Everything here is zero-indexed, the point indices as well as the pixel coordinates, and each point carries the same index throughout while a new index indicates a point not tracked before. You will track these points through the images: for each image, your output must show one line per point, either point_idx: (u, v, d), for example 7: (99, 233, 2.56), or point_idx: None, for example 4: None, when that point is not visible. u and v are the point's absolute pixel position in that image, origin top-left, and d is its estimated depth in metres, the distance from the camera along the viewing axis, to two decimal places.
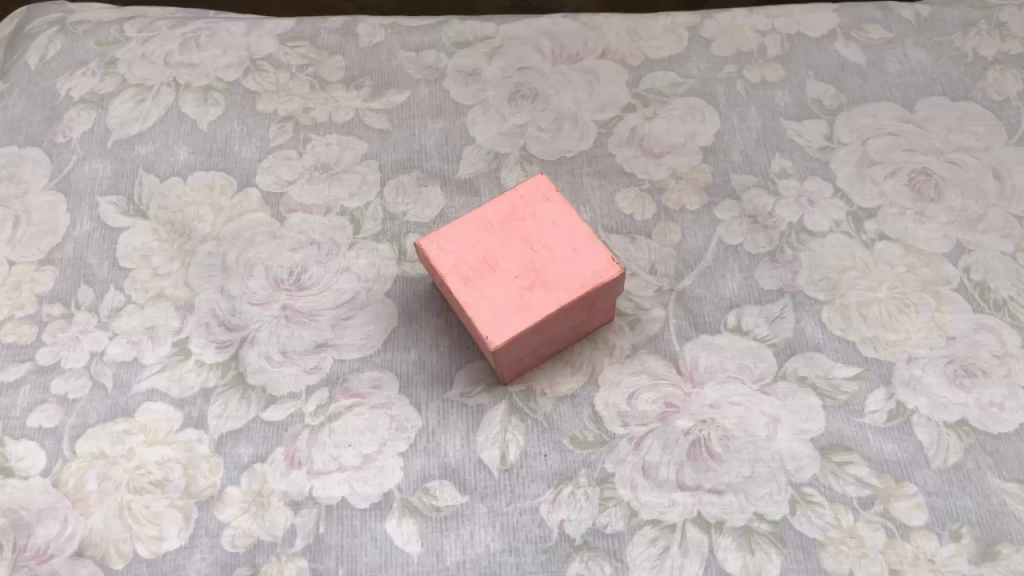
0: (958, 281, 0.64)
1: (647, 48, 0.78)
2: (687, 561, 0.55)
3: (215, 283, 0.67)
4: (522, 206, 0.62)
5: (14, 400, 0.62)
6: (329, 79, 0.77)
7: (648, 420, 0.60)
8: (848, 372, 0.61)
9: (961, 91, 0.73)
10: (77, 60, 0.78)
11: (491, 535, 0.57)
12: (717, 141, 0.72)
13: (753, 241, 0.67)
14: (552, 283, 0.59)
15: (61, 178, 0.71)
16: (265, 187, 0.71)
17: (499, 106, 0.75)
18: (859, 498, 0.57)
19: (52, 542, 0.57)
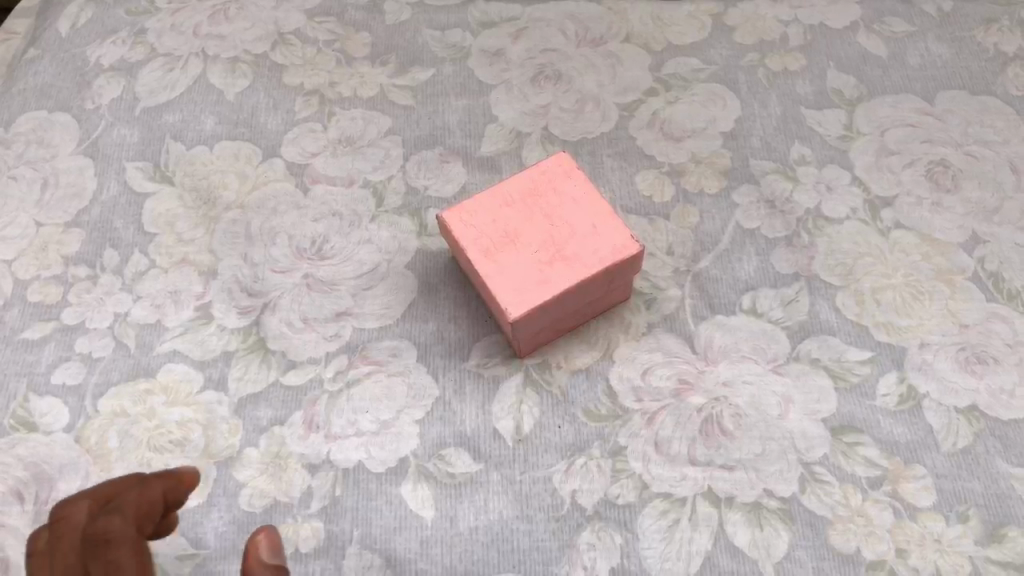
0: (973, 270, 0.65)
1: (670, 34, 0.79)
2: (696, 534, 0.56)
3: (238, 250, 0.68)
4: (543, 182, 0.63)
5: (39, 357, 0.63)
6: (354, 56, 0.78)
7: (661, 395, 0.61)
8: (859, 356, 0.62)
9: (980, 86, 0.74)
10: (108, 30, 0.80)
11: (504, 502, 0.58)
12: (738, 127, 0.73)
13: (770, 225, 0.68)
14: (570, 259, 0.60)
15: (90, 143, 0.73)
16: (290, 158, 0.72)
17: (523, 86, 0.76)
18: (868, 478, 0.57)
19: (74, 496, 0.58)
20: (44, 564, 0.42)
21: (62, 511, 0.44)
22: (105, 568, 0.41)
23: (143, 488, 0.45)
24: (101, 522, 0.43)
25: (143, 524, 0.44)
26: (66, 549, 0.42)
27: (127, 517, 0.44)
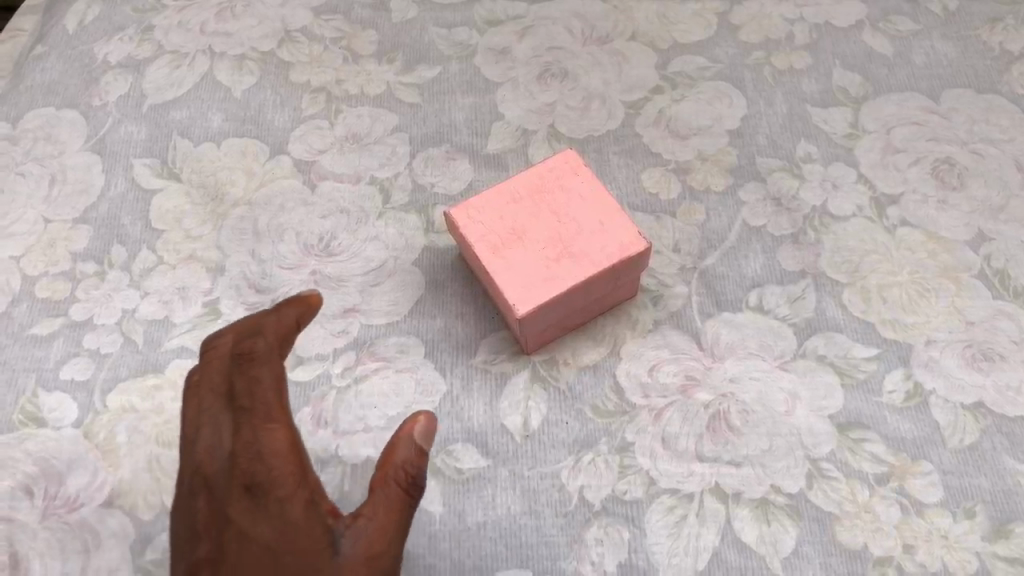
0: (978, 268, 0.65)
1: (676, 33, 0.79)
2: (703, 530, 0.56)
3: (246, 246, 0.68)
4: (550, 179, 0.63)
5: (47, 352, 0.63)
6: (360, 53, 0.78)
7: (668, 392, 0.61)
8: (866, 353, 0.62)
9: (985, 84, 0.74)
10: (115, 27, 0.80)
11: (512, 498, 0.58)
12: (744, 125, 0.73)
13: (777, 223, 0.68)
14: (578, 255, 0.60)
15: (97, 140, 0.73)
16: (297, 155, 0.72)
17: (529, 84, 0.76)
18: (875, 474, 0.58)
19: (83, 491, 0.58)
20: (201, 384, 0.50)
21: (211, 339, 0.51)
22: (247, 383, 0.48)
23: (278, 313, 0.50)
24: (246, 341, 0.49)
25: (285, 345, 0.50)
26: (213, 373, 0.50)
27: (269, 340, 0.49)
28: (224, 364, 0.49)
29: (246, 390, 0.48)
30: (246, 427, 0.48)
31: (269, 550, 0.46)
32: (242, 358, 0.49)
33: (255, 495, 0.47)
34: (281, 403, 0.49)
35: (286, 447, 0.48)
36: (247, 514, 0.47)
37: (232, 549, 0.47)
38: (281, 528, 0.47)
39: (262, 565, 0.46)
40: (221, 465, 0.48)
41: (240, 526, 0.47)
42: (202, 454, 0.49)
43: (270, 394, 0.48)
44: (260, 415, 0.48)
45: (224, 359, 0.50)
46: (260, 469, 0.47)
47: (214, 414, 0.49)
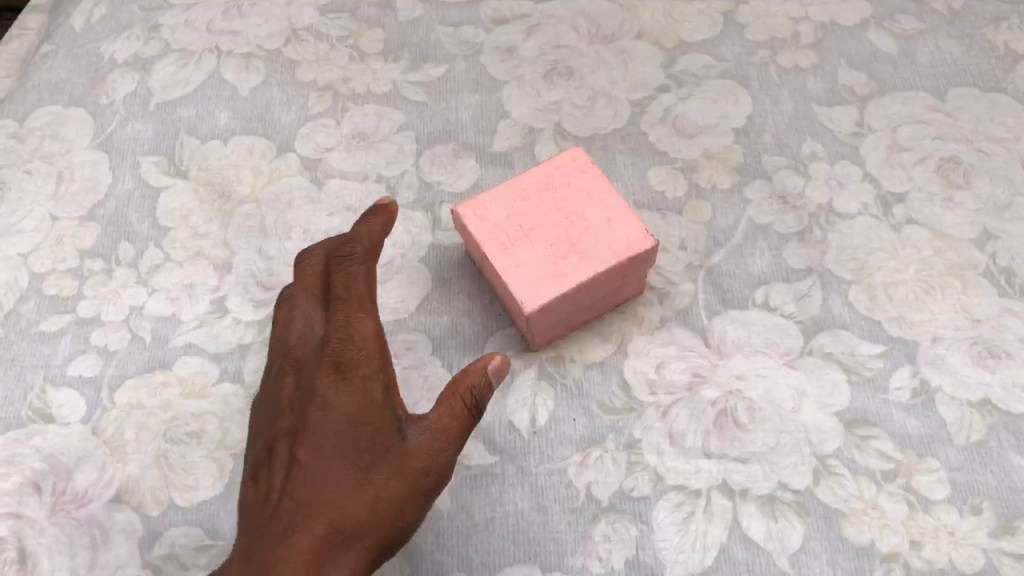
0: (984, 266, 0.65)
1: (682, 31, 0.79)
2: (711, 525, 0.56)
3: (253, 243, 0.68)
4: (557, 177, 0.63)
5: (55, 349, 0.63)
6: (367, 51, 0.79)
7: (676, 389, 0.61)
8: (872, 350, 0.62)
9: (990, 83, 0.74)
10: (122, 25, 0.80)
11: (520, 494, 0.58)
12: (750, 123, 0.73)
13: (783, 220, 0.68)
14: (585, 252, 0.60)
15: (104, 137, 0.73)
16: (304, 153, 0.73)
17: (535, 82, 0.76)
18: (882, 471, 0.58)
19: (91, 487, 0.58)
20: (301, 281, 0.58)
21: (307, 250, 0.59)
22: (344, 276, 0.55)
23: (369, 223, 0.57)
24: (347, 246, 0.56)
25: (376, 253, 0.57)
26: (309, 278, 0.57)
27: (365, 245, 0.56)
28: (320, 268, 0.57)
29: (342, 282, 0.55)
30: (338, 313, 0.54)
31: (345, 424, 0.51)
32: (342, 259, 0.56)
33: (343, 372, 0.52)
34: (370, 299, 0.55)
35: (372, 334, 0.53)
36: (334, 389, 0.52)
37: (312, 418, 0.52)
38: (357, 405, 0.51)
39: (338, 436, 0.51)
40: (311, 351, 0.55)
41: (322, 399, 0.52)
42: (295, 342, 0.56)
43: (361, 287, 0.55)
44: (353, 302, 0.54)
45: (317, 271, 0.57)
46: (346, 350, 0.53)
47: (307, 307, 0.57)
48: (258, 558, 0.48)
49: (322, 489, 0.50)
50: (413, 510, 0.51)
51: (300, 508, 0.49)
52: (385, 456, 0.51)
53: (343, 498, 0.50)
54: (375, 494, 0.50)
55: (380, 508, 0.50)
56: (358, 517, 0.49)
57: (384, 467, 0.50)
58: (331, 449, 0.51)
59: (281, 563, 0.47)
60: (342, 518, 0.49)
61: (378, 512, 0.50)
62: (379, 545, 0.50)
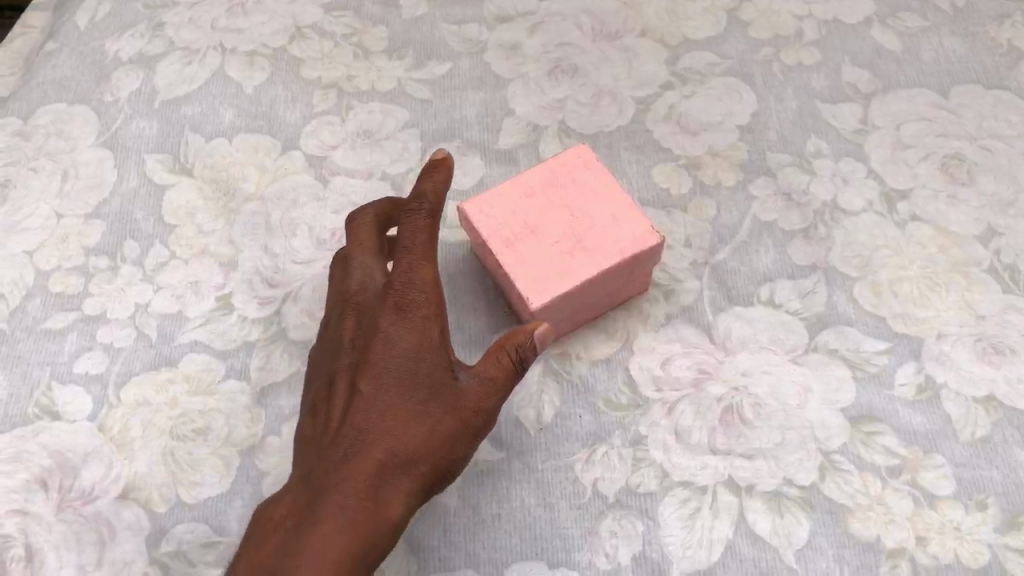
0: (988, 262, 0.65)
1: (685, 29, 0.79)
2: (717, 522, 0.56)
3: (258, 241, 0.68)
4: (563, 174, 0.63)
5: (61, 346, 0.63)
6: (372, 49, 0.79)
7: (681, 385, 0.61)
8: (877, 347, 0.62)
9: (994, 80, 0.75)
10: (126, 23, 0.80)
11: (526, 490, 0.58)
12: (754, 121, 0.74)
13: (787, 218, 0.68)
14: (590, 249, 0.60)
15: (109, 135, 0.73)
16: (309, 151, 0.73)
17: (539, 80, 0.76)
18: (888, 467, 0.58)
19: (97, 484, 0.58)
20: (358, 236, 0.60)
21: (358, 210, 0.61)
22: (408, 225, 0.54)
23: (431, 176, 0.56)
24: (412, 197, 0.55)
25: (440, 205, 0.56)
26: (364, 234, 0.60)
27: (429, 198, 0.55)
28: (373, 230, 0.60)
29: (406, 232, 0.54)
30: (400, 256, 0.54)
31: (405, 360, 0.52)
32: (408, 211, 0.55)
33: (405, 313, 0.53)
34: (433, 247, 0.55)
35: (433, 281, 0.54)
36: (394, 329, 0.53)
37: (373, 353, 0.53)
38: (418, 344, 0.52)
39: (399, 373, 0.52)
40: (372, 296, 0.56)
41: (384, 336, 0.53)
42: (355, 289, 0.57)
43: (424, 237, 0.54)
44: (417, 249, 0.54)
45: (370, 227, 0.60)
46: (410, 292, 0.53)
47: (363, 260, 0.58)
48: (319, 480, 0.50)
49: (381, 420, 0.51)
50: (463, 446, 0.53)
51: (361, 436, 0.51)
52: (442, 394, 0.52)
53: (401, 430, 0.51)
54: (432, 427, 0.52)
55: (436, 441, 0.52)
56: (416, 447, 0.51)
57: (440, 403, 0.52)
58: (391, 384, 0.52)
59: (342, 485, 0.49)
60: (400, 448, 0.51)
61: (434, 444, 0.51)
62: (432, 475, 0.52)
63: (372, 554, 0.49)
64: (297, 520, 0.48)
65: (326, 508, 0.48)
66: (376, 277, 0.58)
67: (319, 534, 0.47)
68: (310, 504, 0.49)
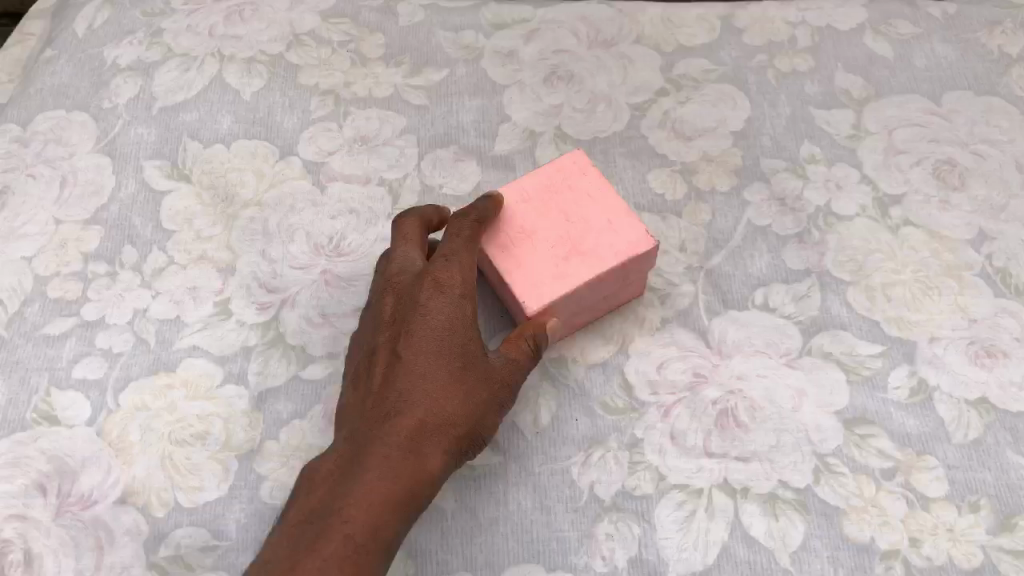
0: (981, 266, 0.66)
1: (680, 36, 0.80)
2: (713, 524, 0.57)
3: (257, 247, 0.69)
4: (558, 180, 0.64)
5: (60, 351, 0.64)
6: (369, 56, 0.79)
7: (677, 389, 0.62)
8: (870, 350, 0.63)
9: (985, 86, 0.75)
10: (124, 30, 0.81)
11: (524, 494, 0.58)
12: (748, 126, 0.74)
13: (782, 222, 0.69)
14: (587, 253, 0.61)
15: (108, 141, 0.74)
16: (307, 157, 0.73)
17: (536, 86, 0.77)
18: (881, 469, 0.58)
19: (96, 489, 0.58)
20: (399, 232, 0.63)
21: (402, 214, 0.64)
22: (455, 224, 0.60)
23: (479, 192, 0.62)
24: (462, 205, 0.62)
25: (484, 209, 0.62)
26: (408, 231, 0.62)
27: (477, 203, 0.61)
28: (416, 228, 0.63)
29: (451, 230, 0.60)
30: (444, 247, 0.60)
31: (443, 331, 0.56)
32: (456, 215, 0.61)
33: (444, 291, 0.57)
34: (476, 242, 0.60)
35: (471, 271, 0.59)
36: (434, 303, 0.57)
37: (413, 324, 0.56)
38: (454, 319, 0.57)
39: (438, 343, 0.56)
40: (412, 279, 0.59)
41: (424, 310, 0.57)
42: (394, 273, 0.60)
43: (470, 228, 0.60)
44: (459, 243, 0.60)
45: (414, 228, 0.63)
46: (450, 273, 0.58)
47: (405, 251, 0.61)
48: (363, 437, 0.53)
49: (421, 384, 0.54)
50: (492, 418, 0.56)
51: (400, 398, 0.54)
52: (477, 365, 0.56)
53: (440, 393, 0.54)
54: (468, 393, 0.55)
55: (472, 406, 0.55)
56: (453, 411, 0.54)
57: (475, 373, 0.56)
58: (430, 352, 0.55)
59: (386, 438, 0.52)
60: (440, 410, 0.54)
61: (470, 410, 0.55)
62: (467, 441, 0.55)
63: (414, 501, 0.51)
64: (341, 472, 0.51)
65: (372, 458, 0.51)
66: (418, 264, 0.61)
67: (366, 479, 0.50)
68: (356, 456, 0.52)
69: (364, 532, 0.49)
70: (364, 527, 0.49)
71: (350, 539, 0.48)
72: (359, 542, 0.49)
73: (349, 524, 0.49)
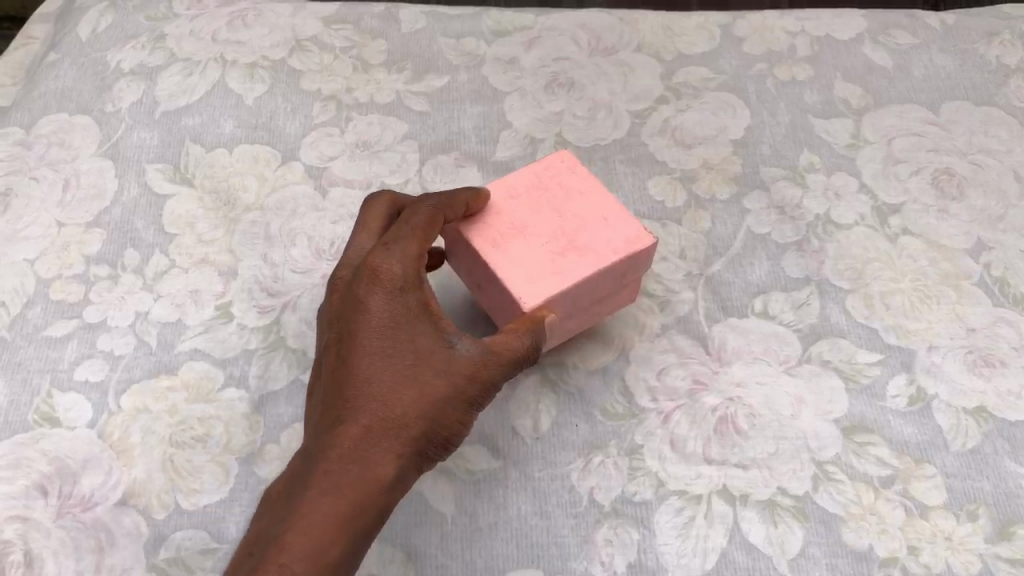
0: (979, 276, 0.67)
1: (681, 44, 0.81)
2: (712, 531, 0.57)
3: (258, 251, 0.69)
4: (547, 177, 0.62)
5: (61, 354, 0.64)
6: (371, 62, 0.80)
7: (676, 395, 0.62)
8: (869, 358, 0.63)
9: (984, 96, 0.76)
10: (127, 34, 0.81)
11: (524, 498, 0.58)
12: (748, 134, 0.75)
13: (781, 230, 0.69)
14: (583, 249, 0.59)
15: (111, 145, 0.74)
16: (309, 162, 0.73)
17: (536, 93, 0.77)
18: (880, 477, 0.59)
19: (96, 491, 0.58)
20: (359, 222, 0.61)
21: (369, 200, 0.63)
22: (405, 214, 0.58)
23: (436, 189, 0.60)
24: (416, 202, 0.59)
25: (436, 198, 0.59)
26: (371, 218, 0.61)
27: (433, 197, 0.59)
28: (380, 217, 0.61)
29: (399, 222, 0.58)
30: (391, 236, 0.57)
31: (386, 331, 0.54)
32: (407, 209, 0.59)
33: (385, 286, 0.55)
34: (431, 230, 0.57)
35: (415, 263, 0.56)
36: (375, 301, 0.54)
37: (356, 327, 0.54)
38: (397, 316, 0.54)
39: (381, 343, 0.53)
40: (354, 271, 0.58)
41: (365, 309, 0.54)
42: (342, 265, 0.59)
43: (422, 216, 0.57)
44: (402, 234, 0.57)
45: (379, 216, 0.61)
46: (392, 266, 0.55)
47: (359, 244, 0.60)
48: (309, 453, 0.51)
49: (366, 391, 0.52)
50: (452, 412, 0.53)
51: (344, 407, 0.52)
52: (430, 360, 0.53)
53: (384, 396, 0.52)
54: (418, 391, 0.52)
55: (424, 406, 0.52)
56: (403, 412, 0.52)
57: (424, 370, 0.53)
58: (375, 354, 0.53)
59: (327, 453, 0.50)
60: (385, 414, 0.51)
61: (421, 409, 0.52)
62: (424, 440, 0.52)
63: (365, 512, 0.49)
64: (287, 494, 0.50)
65: (313, 476, 0.49)
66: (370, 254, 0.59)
67: (306, 501, 0.49)
68: (300, 471, 0.50)
69: (302, 560, 0.47)
70: (304, 553, 0.47)
71: (286, 568, 0.47)
72: (297, 569, 0.47)
73: (284, 553, 0.47)
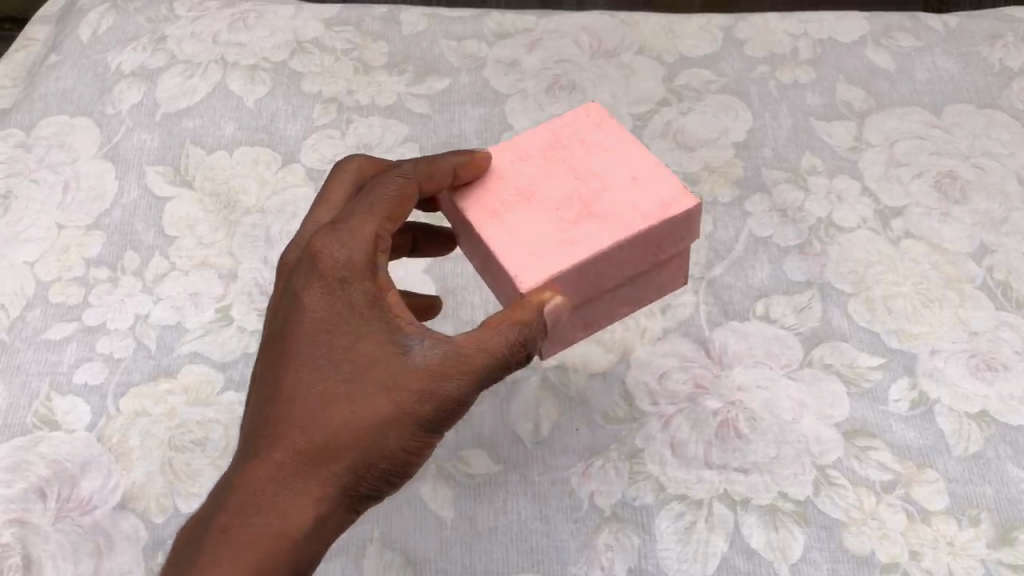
0: (981, 279, 0.66)
1: (683, 47, 0.81)
2: (712, 536, 0.56)
3: (258, 253, 0.69)
4: (566, 137, 0.54)
5: (60, 356, 0.64)
6: (372, 64, 0.80)
7: (677, 399, 0.62)
8: (871, 361, 0.63)
9: (986, 99, 0.76)
10: (128, 36, 0.81)
11: (524, 503, 0.58)
12: (750, 137, 0.74)
13: (783, 233, 0.69)
14: (601, 216, 0.50)
15: (111, 147, 0.74)
16: (309, 164, 0.73)
17: (537, 95, 0.77)
18: (881, 481, 0.58)
19: (96, 494, 0.58)
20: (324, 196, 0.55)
21: (342, 167, 0.56)
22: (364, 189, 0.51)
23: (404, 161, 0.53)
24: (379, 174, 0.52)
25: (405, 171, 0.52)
26: (335, 194, 0.55)
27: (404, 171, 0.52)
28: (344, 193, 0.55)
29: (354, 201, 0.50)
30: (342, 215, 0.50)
31: (319, 335, 0.46)
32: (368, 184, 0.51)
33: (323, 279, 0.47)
34: (402, 205, 0.51)
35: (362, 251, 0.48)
36: (310, 298, 0.47)
37: (289, 327, 0.47)
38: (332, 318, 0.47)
39: (311, 351, 0.46)
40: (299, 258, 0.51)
41: (298, 307, 0.47)
42: (291, 250, 0.52)
43: (389, 195, 0.50)
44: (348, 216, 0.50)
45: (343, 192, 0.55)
46: (333, 253, 0.48)
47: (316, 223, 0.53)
48: (227, 483, 0.46)
49: (289, 411, 0.45)
50: (391, 436, 0.44)
51: (266, 428, 0.45)
52: (368, 371, 0.45)
53: (306, 418, 0.45)
54: (350, 412, 0.44)
55: (353, 432, 0.44)
56: (327, 438, 0.44)
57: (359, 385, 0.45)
58: (303, 364, 0.46)
59: (240, 490, 0.45)
60: (306, 443, 0.44)
61: (349, 435, 0.44)
62: (356, 470, 0.44)
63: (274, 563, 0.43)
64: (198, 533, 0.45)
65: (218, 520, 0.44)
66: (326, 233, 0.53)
67: (206, 555, 0.44)
68: (214, 507, 0.45)
69: None
70: None
71: None
72: None
73: None
